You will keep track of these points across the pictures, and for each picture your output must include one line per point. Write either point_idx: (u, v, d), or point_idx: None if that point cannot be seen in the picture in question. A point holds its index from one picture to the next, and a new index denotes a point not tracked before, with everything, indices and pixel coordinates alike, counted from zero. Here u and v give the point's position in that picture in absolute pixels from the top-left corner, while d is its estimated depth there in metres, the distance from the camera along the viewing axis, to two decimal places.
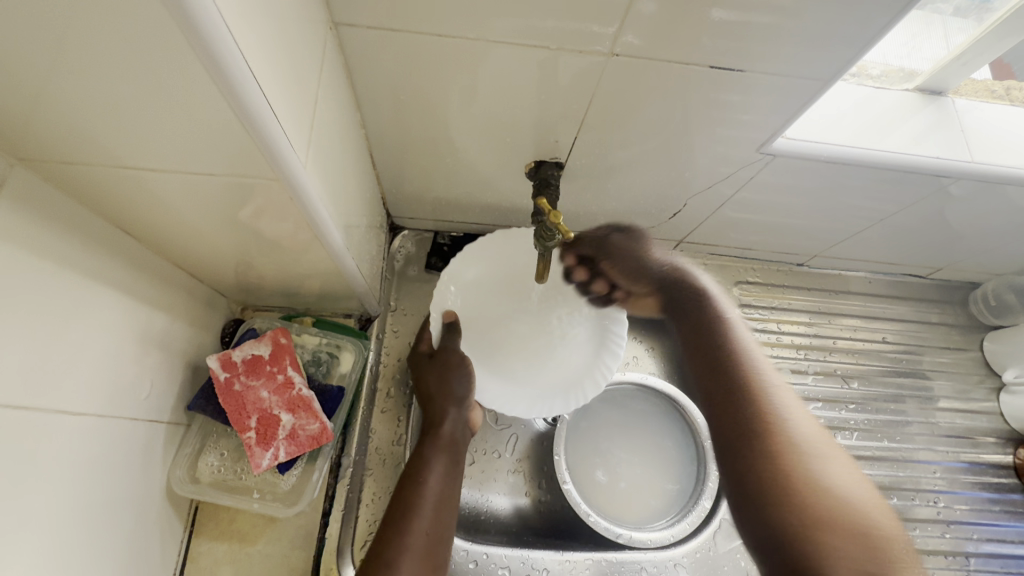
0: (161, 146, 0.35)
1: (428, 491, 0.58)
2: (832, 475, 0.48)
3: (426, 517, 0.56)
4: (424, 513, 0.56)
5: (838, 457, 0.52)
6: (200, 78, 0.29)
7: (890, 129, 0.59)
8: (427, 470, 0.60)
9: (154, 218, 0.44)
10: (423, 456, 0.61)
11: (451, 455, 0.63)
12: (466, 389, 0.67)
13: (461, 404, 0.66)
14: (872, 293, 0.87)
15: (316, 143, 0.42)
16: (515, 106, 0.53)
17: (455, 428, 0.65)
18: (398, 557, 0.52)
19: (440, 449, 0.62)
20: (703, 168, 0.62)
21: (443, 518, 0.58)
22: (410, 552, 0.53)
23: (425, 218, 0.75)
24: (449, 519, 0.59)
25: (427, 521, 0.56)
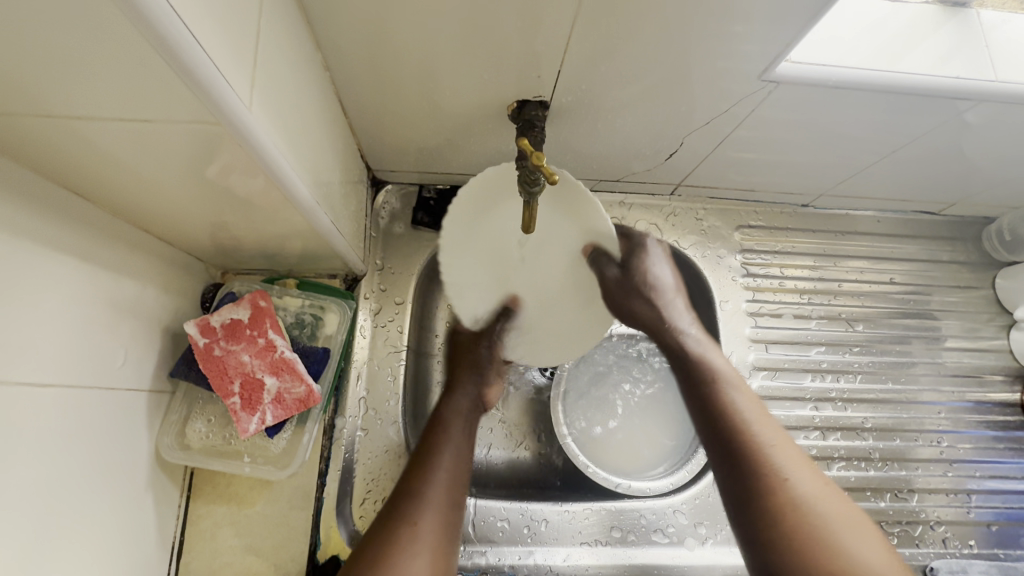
0: (88, 95, 0.31)
1: (443, 446, 0.57)
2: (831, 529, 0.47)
3: (438, 485, 0.54)
4: (440, 469, 0.55)
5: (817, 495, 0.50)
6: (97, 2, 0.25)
7: (909, 50, 0.54)
8: (441, 442, 0.58)
9: (103, 176, 0.41)
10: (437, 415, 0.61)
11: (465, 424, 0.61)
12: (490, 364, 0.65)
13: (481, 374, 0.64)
14: (880, 233, 0.83)
15: (263, 83, 0.38)
16: (489, 37, 0.49)
17: (471, 396, 0.64)
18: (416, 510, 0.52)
19: (456, 409, 0.62)
20: (700, 102, 0.57)
21: (459, 473, 0.56)
22: (427, 503, 0.53)
23: (408, 170, 0.71)
24: (463, 476, 0.57)
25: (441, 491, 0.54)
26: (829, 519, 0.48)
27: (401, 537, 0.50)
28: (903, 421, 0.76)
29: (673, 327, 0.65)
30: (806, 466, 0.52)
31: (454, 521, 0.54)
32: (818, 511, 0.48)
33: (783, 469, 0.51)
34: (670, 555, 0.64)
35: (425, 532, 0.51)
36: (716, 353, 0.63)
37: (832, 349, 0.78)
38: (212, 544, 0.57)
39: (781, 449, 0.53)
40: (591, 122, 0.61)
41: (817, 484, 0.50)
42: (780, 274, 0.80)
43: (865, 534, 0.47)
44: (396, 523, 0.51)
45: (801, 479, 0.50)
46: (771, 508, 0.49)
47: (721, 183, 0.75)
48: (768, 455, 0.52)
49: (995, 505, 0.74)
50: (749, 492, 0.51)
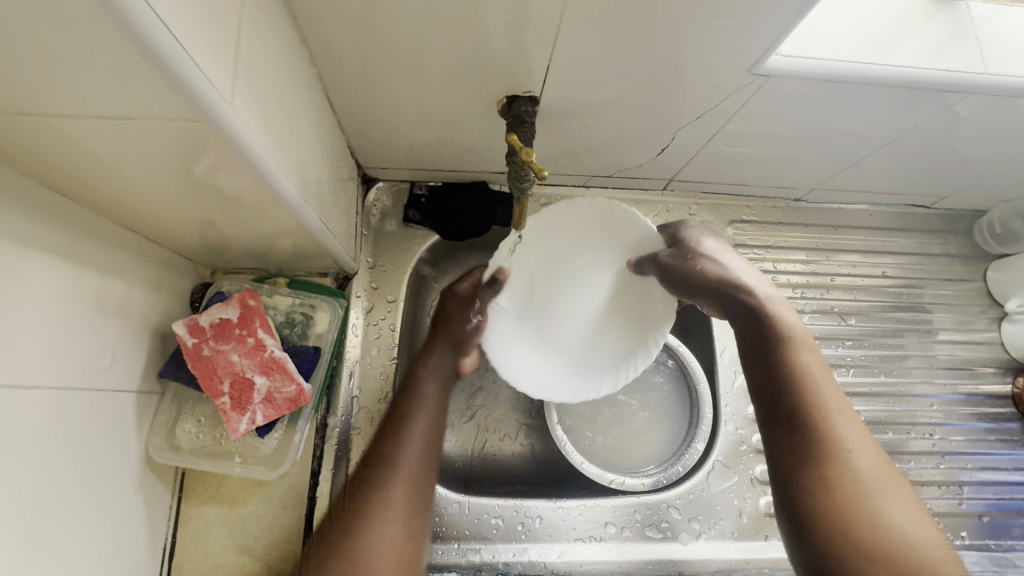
0: (66, 93, 0.31)
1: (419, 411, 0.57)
2: (897, 526, 0.43)
3: (412, 444, 0.53)
4: (412, 437, 0.54)
5: (892, 500, 0.45)
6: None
7: (900, 43, 0.53)
8: (415, 402, 0.58)
9: (85, 175, 0.40)
10: (414, 378, 0.62)
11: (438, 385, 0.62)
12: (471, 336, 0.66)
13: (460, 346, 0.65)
14: (872, 226, 0.83)
15: (245, 80, 0.37)
16: (477, 32, 0.48)
17: (447, 362, 0.65)
18: (390, 475, 0.50)
19: (432, 372, 0.63)
20: (691, 97, 0.57)
21: (431, 444, 0.55)
22: (399, 475, 0.51)
23: (399, 168, 0.71)
24: (434, 450, 0.56)
25: (417, 452, 0.53)
26: (880, 492, 0.45)
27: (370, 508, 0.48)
28: (896, 414, 0.77)
29: (746, 291, 0.60)
30: (864, 442, 0.49)
31: (425, 491, 0.52)
32: (868, 480, 0.46)
33: (842, 437, 0.48)
34: (664, 550, 0.64)
35: (395, 507, 0.49)
36: (791, 317, 0.58)
37: (824, 343, 0.79)
38: (204, 545, 0.57)
39: (840, 419, 0.49)
40: (581, 118, 0.61)
41: (875, 466, 0.47)
42: (773, 269, 0.80)
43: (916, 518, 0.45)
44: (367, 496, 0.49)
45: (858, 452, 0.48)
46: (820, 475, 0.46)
47: (713, 178, 0.75)
48: (828, 420, 0.49)
49: (987, 496, 0.74)
50: (808, 472, 0.47)
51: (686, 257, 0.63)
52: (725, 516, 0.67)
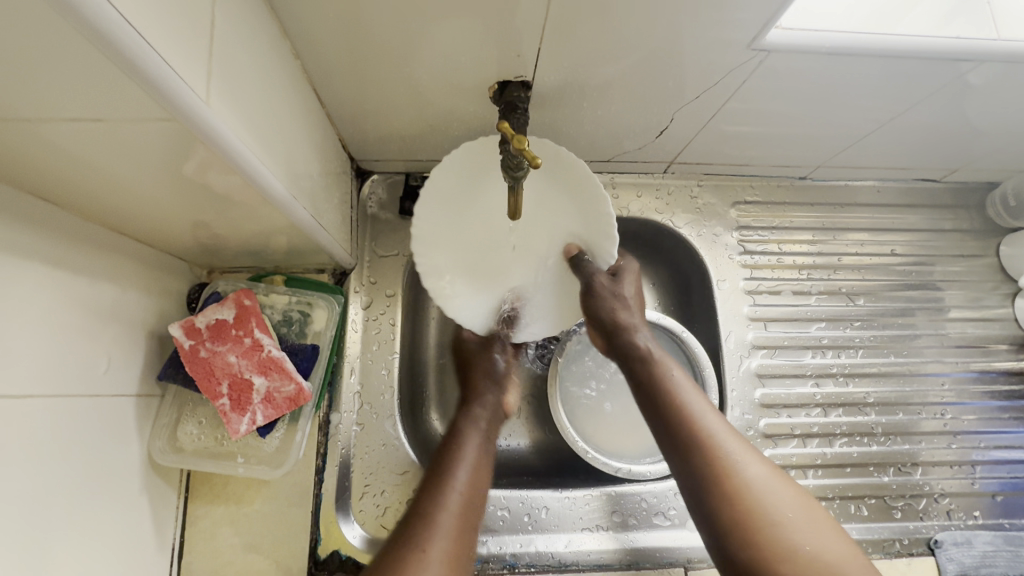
0: (40, 100, 0.29)
1: (464, 458, 0.57)
2: (766, 494, 0.51)
3: (461, 475, 0.55)
4: (457, 479, 0.55)
5: (756, 469, 0.53)
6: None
7: (906, 12, 0.51)
8: (463, 438, 0.60)
9: (65, 182, 0.39)
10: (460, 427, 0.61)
11: (488, 429, 0.62)
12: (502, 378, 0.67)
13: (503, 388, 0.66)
14: (881, 203, 0.81)
15: (222, 77, 0.36)
16: (463, 17, 0.46)
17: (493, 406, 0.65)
18: (436, 509, 0.52)
19: (473, 420, 0.62)
20: (690, 75, 0.55)
21: (479, 482, 0.56)
22: (444, 509, 0.52)
23: (393, 159, 0.69)
24: (483, 488, 0.56)
25: (465, 481, 0.55)
26: (783, 508, 0.50)
27: (420, 539, 0.49)
28: (906, 394, 0.75)
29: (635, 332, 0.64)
30: (751, 452, 0.54)
31: (470, 530, 0.53)
32: (733, 459, 0.53)
33: (727, 452, 0.54)
34: (672, 537, 0.64)
35: (442, 543, 0.49)
36: (673, 363, 0.62)
37: (832, 325, 0.77)
38: (212, 544, 0.57)
39: (730, 440, 0.55)
40: (576, 102, 0.59)
41: (774, 480, 0.52)
42: (778, 251, 0.79)
43: (817, 520, 0.50)
44: (413, 530, 0.49)
45: (752, 466, 0.53)
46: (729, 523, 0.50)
47: (715, 159, 0.73)
48: (724, 448, 0.54)
49: (1001, 475, 0.73)
50: (694, 488, 0.53)
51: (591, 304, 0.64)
52: None
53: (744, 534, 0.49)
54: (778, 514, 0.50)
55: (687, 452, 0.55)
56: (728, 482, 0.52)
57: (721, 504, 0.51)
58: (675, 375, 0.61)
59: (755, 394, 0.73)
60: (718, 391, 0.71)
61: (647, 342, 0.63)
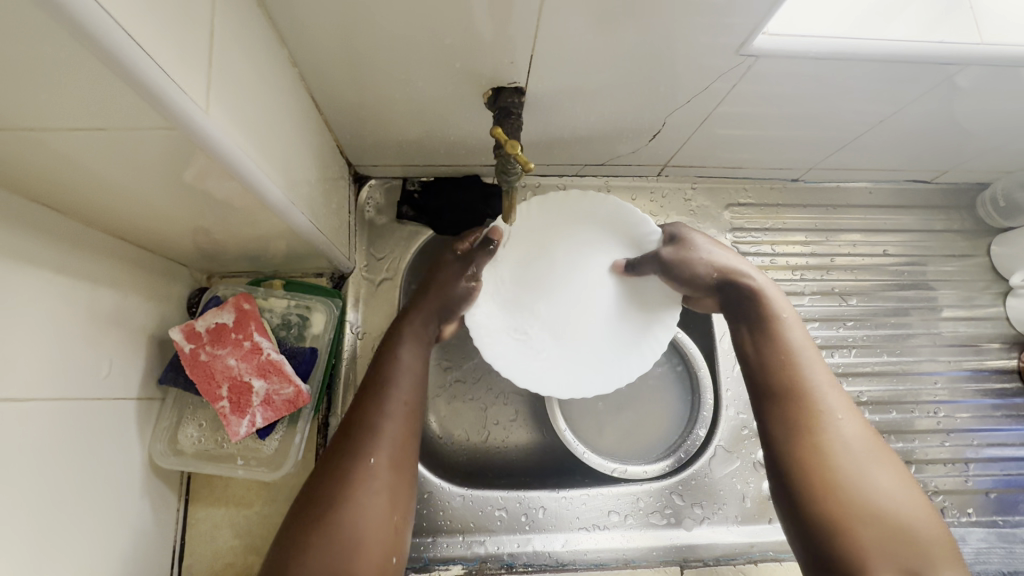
0: (46, 109, 0.30)
1: (405, 368, 0.58)
2: (858, 454, 0.50)
3: (401, 386, 0.56)
4: (398, 390, 0.56)
5: (852, 425, 0.52)
6: (22, 8, 0.24)
7: (891, 17, 0.52)
8: (399, 347, 0.59)
9: (68, 190, 0.40)
10: (398, 334, 0.61)
11: (423, 342, 0.61)
12: (460, 301, 0.63)
13: (450, 310, 0.63)
14: (873, 204, 0.82)
15: (221, 87, 0.37)
16: (456, 26, 0.48)
17: (432, 324, 0.63)
18: (378, 422, 0.53)
19: (415, 331, 0.61)
20: (680, 79, 0.56)
21: (419, 392, 0.58)
22: (388, 416, 0.54)
23: (390, 164, 0.70)
24: (422, 394, 0.58)
25: (406, 392, 0.56)
26: (866, 468, 0.50)
27: (367, 449, 0.51)
28: (899, 393, 0.76)
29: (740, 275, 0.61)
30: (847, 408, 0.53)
31: (413, 438, 0.55)
32: (828, 410, 0.52)
33: (826, 402, 0.53)
34: (668, 536, 0.64)
35: (386, 453, 0.52)
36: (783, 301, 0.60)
37: (825, 325, 0.78)
38: (213, 546, 0.58)
39: (832, 393, 0.53)
40: (569, 107, 0.60)
41: (865, 440, 0.51)
42: (771, 252, 0.80)
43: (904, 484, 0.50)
44: (357, 441, 0.52)
45: (848, 423, 0.52)
46: (816, 483, 0.49)
47: (708, 162, 0.74)
48: (823, 409, 0.53)
49: (994, 472, 0.73)
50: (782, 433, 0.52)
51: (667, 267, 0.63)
52: (729, 500, 0.67)
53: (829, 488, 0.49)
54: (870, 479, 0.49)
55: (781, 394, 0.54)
56: (818, 434, 0.51)
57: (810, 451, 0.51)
58: (786, 322, 0.58)
59: None
60: (713, 391, 0.72)
61: (757, 281, 0.60)
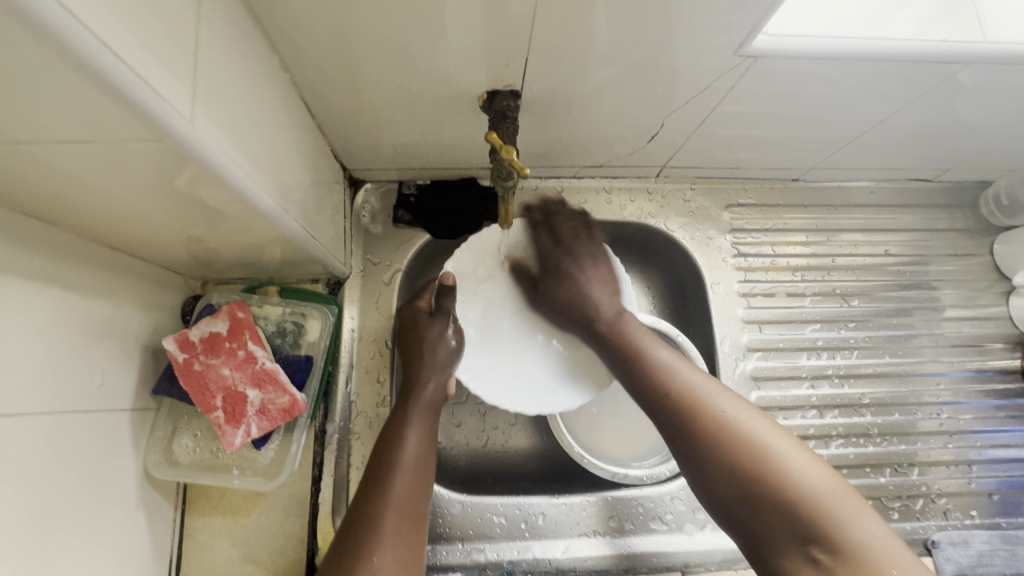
0: (26, 122, 0.30)
1: (409, 454, 0.55)
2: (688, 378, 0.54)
3: (406, 474, 0.54)
4: (402, 479, 0.53)
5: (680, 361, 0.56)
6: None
7: (891, 15, 0.52)
8: (405, 428, 0.57)
9: (53, 201, 0.39)
10: (403, 416, 0.58)
11: (429, 417, 0.60)
12: (450, 357, 0.63)
13: (447, 369, 0.63)
14: (874, 204, 0.81)
15: (209, 96, 0.36)
16: (450, 30, 0.47)
17: (437, 393, 0.62)
18: (379, 517, 0.50)
19: (420, 409, 0.60)
20: (678, 81, 0.55)
21: (424, 477, 0.55)
22: (391, 511, 0.51)
23: (386, 168, 0.70)
24: (426, 480, 0.56)
25: (409, 480, 0.54)
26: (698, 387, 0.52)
27: (368, 550, 0.48)
28: (902, 395, 0.75)
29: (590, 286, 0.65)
30: (722, 392, 0.52)
31: (419, 527, 0.53)
32: (653, 352, 0.57)
33: (651, 348, 0.58)
34: (668, 542, 0.64)
35: (389, 551, 0.49)
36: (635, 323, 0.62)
37: (827, 326, 0.77)
38: (210, 556, 0.57)
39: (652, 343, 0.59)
40: (566, 110, 0.59)
41: (694, 370, 0.55)
42: (772, 253, 0.79)
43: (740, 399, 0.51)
44: (359, 537, 0.49)
45: (671, 357, 0.56)
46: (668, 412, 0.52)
47: (707, 163, 0.73)
48: (651, 353, 0.57)
49: (998, 474, 0.73)
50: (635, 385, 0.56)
51: (547, 286, 0.66)
52: None
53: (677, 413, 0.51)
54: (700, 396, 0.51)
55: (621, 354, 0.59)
56: (652, 368, 0.56)
57: (652, 387, 0.54)
58: (630, 324, 0.62)
59: (750, 397, 0.73)
60: None
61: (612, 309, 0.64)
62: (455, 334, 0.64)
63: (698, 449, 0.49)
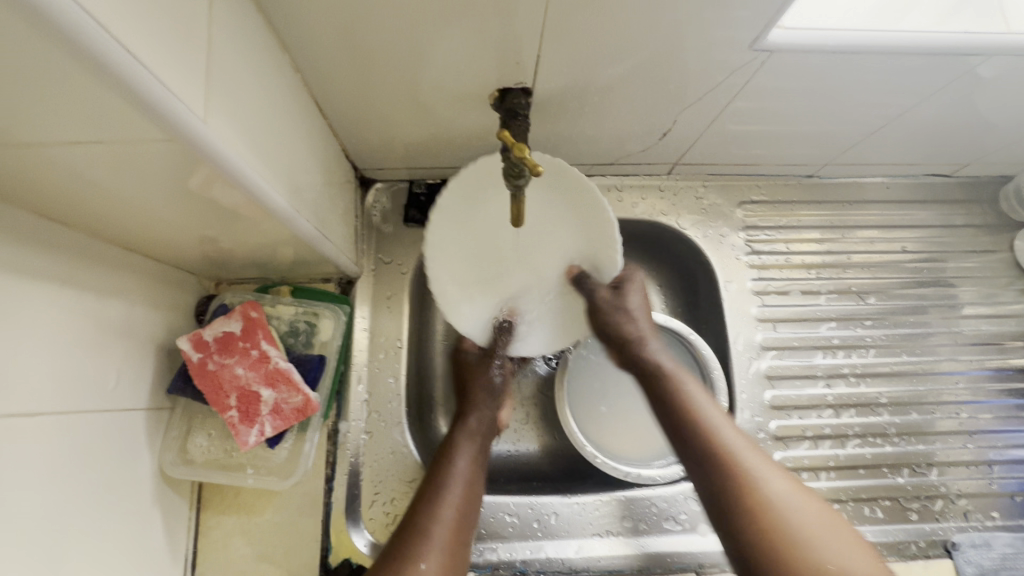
0: (45, 126, 0.30)
1: (460, 471, 0.57)
2: (757, 471, 0.51)
3: (456, 490, 0.55)
4: (454, 493, 0.55)
5: (745, 443, 0.53)
6: (14, 27, 0.23)
7: (909, 8, 0.51)
8: (458, 450, 0.59)
9: (70, 202, 0.40)
10: (455, 439, 0.60)
11: (482, 443, 0.62)
12: (500, 391, 0.67)
13: (496, 401, 0.65)
14: (890, 200, 0.80)
15: (223, 97, 0.36)
16: (460, 28, 0.47)
17: (488, 417, 0.64)
18: (427, 525, 0.52)
19: (469, 434, 0.61)
20: (691, 76, 0.55)
21: (473, 494, 0.57)
22: (439, 520, 0.52)
23: (397, 167, 0.70)
24: (475, 499, 0.57)
25: (460, 496, 0.55)
26: (766, 479, 0.50)
27: (416, 554, 0.49)
28: (920, 394, 0.74)
29: (639, 330, 0.63)
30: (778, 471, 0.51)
31: (464, 542, 0.53)
32: (715, 432, 0.54)
33: (713, 423, 0.54)
34: (682, 542, 0.63)
35: (438, 559, 0.50)
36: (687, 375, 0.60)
37: (842, 324, 0.76)
38: (225, 554, 0.57)
39: (714, 414, 0.55)
40: (577, 107, 0.59)
41: (758, 455, 0.52)
42: (786, 250, 0.78)
43: (808, 496, 0.50)
44: (407, 543, 0.50)
45: (730, 433, 0.54)
46: (735, 503, 0.49)
47: (720, 160, 0.73)
48: (717, 433, 0.54)
49: (1020, 475, 0.71)
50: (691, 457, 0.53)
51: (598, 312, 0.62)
52: None
53: (744, 508, 0.49)
54: (769, 494, 0.49)
55: (677, 423, 0.55)
56: (716, 452, 0.52)
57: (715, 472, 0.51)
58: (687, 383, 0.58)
59: (764, 396, 0.72)
60: (727, 395, 0.71)
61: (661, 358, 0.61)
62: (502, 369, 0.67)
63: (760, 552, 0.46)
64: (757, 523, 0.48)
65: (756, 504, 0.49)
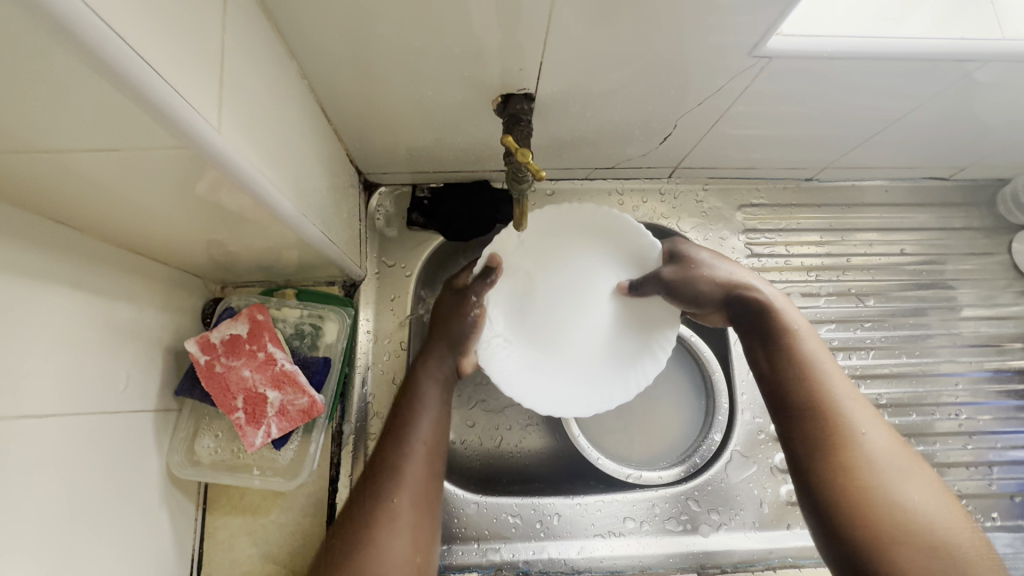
0: (62, 132, 0.31)
1: (425, 412, 0.60)
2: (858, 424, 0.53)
3: (422, 432, 0.59)
4: (421, 431, 0.58)
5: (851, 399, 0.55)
6: (37, 39, 0.24)
7: (906, 14, 0.52)
8: (419, 392, 0.61)
9: (83, 207, 0.41)
10: (417, 379, 0.62)
11: (444, 385, 0.63)
12: (470, 331, 0.65)
13: (460, 342, 0.65)
14: (889, 202, 0.81)
15: (233, 104, 0.37)
16: (464, 35, 0.47)
17: (448, 364, 0.64)
18: (399, 464, 0.55)
19: (433, 374, 0.63)
20: (691, 81, 0.55)
21: (439, 436, 0.60)
22: (410, 460, 0.56)
23: (400, 171, 0.70)
24: (443, 437, 0.60)
25: (425, 436, 0.58)
26: (865, 435, 0.52)
27: (386, 492, 0.54)
28: (919, 395, 0.75)
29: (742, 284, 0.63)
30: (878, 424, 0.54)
31: (435, 478, 0.58)
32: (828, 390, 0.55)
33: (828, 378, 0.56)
34: (684, 543, 0.64)
35: (409, 495, 0.54)
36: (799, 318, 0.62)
37: (842, 326, 0.77)
38: (230, 554, 0.58)
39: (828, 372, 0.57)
40: (579, 112, 0.60)
41: (862, 410, 0.54)
42: (786, 253, 0.78)
43: (898, 446, 0.53)
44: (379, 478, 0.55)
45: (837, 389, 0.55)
46: (835, 457, 0.51)
47: (720, 163, 0.73)
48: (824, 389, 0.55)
49: (1019, 476, 0.72)
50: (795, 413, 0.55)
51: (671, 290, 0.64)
52: (746, 506, 0.66)
53: (840, 463, 0.51)
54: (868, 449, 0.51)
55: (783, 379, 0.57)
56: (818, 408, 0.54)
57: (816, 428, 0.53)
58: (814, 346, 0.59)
59: None
60: (728, 395, 0.72)
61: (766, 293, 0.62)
62: (476, 305, 0.65)
63: (852, 504, 0.49)
64: (855, 477, 0.50)
65: (853, 456, 0.51)
